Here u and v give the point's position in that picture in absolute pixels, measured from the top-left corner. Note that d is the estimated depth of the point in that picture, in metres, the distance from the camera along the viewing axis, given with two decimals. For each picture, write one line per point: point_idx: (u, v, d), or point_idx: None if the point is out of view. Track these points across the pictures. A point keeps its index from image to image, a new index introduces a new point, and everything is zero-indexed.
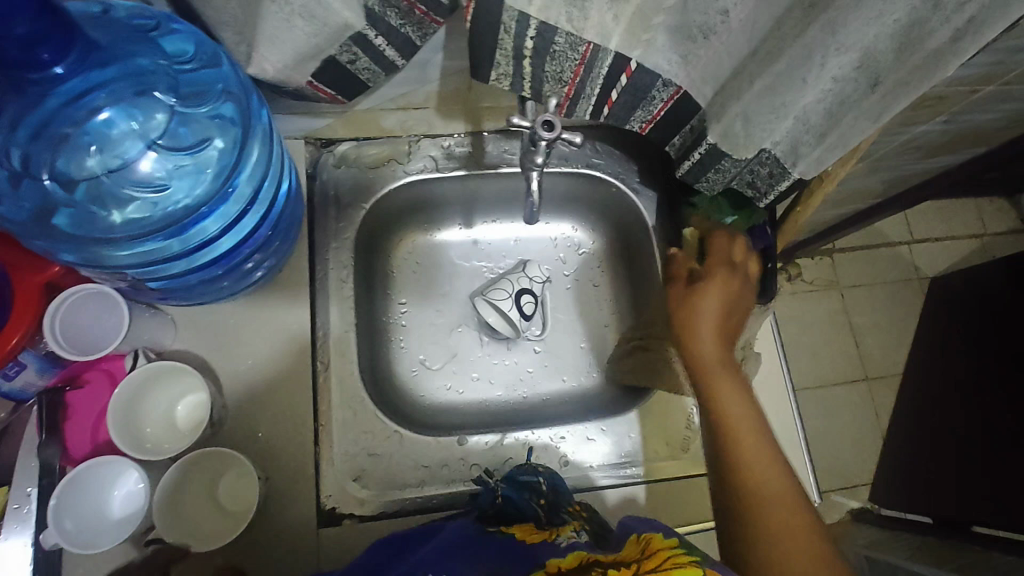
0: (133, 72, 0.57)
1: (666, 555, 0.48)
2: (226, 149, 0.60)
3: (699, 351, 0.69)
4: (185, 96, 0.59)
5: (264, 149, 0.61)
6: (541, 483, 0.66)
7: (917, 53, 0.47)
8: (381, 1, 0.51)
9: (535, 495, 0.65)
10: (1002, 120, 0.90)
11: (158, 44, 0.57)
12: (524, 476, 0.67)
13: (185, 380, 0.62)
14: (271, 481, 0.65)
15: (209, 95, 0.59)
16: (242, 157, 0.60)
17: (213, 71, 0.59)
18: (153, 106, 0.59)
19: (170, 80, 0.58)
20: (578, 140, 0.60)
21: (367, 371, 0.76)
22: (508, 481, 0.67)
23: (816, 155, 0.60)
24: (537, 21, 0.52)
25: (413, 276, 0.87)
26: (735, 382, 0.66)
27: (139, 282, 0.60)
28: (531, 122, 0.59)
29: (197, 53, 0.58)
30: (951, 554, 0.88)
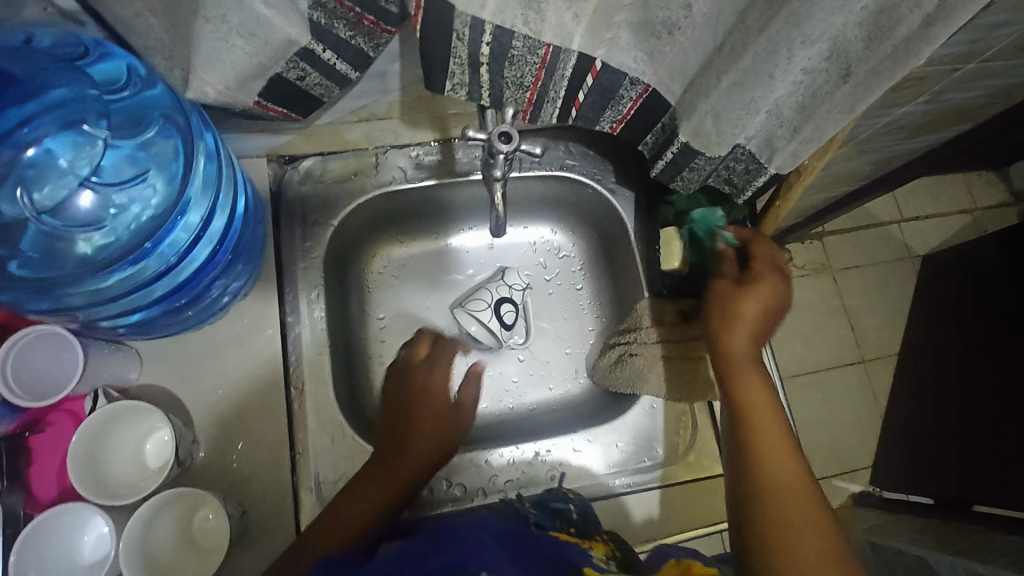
0: (58, 104, 0.54)
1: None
2: (171, 176, 0.58)
3: (730, 350, 0.64)
4: (118, 127, 0.57)
5: (211, 165, 0.60)
6: (571, 511, 0.65)
7: (888, 42, 0.45)
8: (326, 13, 0.48)
9: (564, 522, 0.63)
10: (985, 95, 0.88)
11: (86, 72, 0.54)
12: (556, 501, 0.67)
13: (144, 416, 0.59)
14: (249, 516, 0.62)
15: (147, 119, 0.58)
16: (190, 176, 0.59)
17: (149, 93, 0.57)
18: (86, 138, 0.56)
19: (102, 108, 0.56)
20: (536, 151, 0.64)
21: (344, 392, 0.74)
22: (539, 506, 0.66)
23: (792, 148, 0.58)
24: (491, 25, 0.50)
25: (390, 290, 0.85)
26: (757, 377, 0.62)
27: (93, 321, 0.58)
28: (487, 134, 0.61)
29: (130, 79, 0.56)
30: (953, 537, 0.89)
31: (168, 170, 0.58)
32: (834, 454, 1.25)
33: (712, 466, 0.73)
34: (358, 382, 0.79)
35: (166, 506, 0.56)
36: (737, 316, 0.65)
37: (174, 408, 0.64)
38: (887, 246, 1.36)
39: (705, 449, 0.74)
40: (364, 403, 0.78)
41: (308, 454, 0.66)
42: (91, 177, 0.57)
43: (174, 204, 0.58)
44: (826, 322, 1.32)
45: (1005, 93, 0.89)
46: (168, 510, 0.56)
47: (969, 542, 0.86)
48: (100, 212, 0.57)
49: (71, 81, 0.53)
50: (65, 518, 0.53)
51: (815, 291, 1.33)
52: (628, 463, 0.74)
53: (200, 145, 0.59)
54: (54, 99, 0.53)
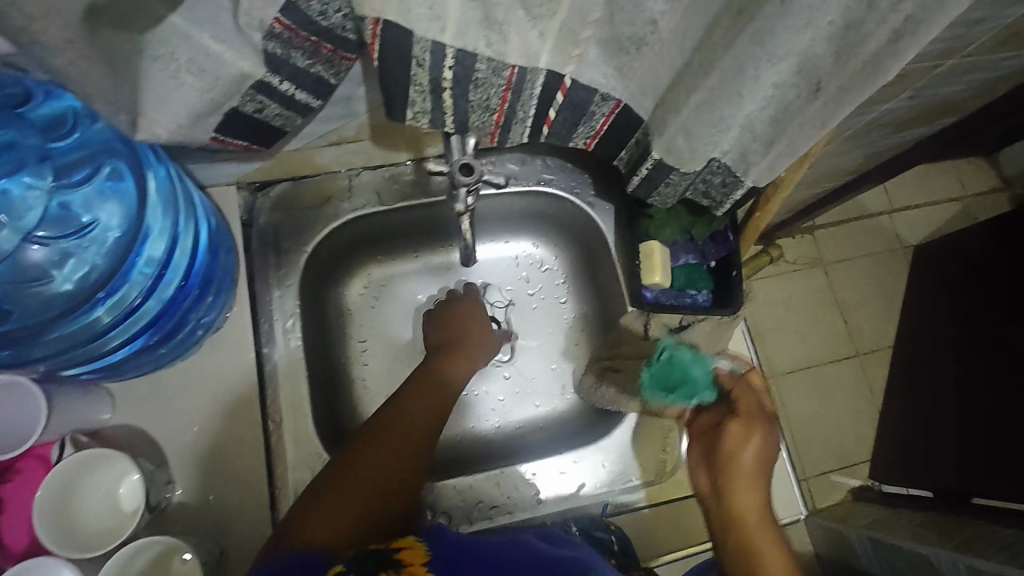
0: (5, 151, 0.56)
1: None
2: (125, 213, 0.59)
3: (734, 502, 0.57)
4: (66, 170, 0.59)
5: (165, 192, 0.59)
6: (612, 541, 0.66)
7: (857, 56, 0.44)
8: (282, 44, 0.47)
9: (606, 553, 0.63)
10: (969, 89, 0.87)
11: (28, 118, 0.56)
12: (597, 531, 0.67)
13: (117, 462, 0.58)
14: (228, 555, 0.61)
15: (96, 159, 0.59)
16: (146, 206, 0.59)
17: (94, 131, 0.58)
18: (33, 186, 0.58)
19: (46, 152, 0.57)
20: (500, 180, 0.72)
21: (325, 420, 0.73)
22: (583, 533, 0.66)
23: (767, 162, 0.57)
24: (453, 49, 0.48)
25: (371, 312, 0.84)
26: (767, 528, 0.55)
27: (54, 371, 0.57)
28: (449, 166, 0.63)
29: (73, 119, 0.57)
30: (954, 529, 0.89)
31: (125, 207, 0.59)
32: (829, 453, 1.24)
33: None
34: (339, 408, 0.77)
35: (146, 551, 0.54)
36: (749, 469, 0.57)
37: (147, 448, 0.63)
38: (878, 239, 1.35)
39: None
40: (347, 429, 0.77)
41: (289, 491, 0.66)
42: (42, 224, 0.59)
43: (132, 243, 0.59)
44: (819, 318, 1.31)
45: (990, 85, 0.88)
46: (151, 551, 0.54)
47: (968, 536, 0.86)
48: (57, 259, 0.59)
49: (14, 128, 0.55)
50: None
51: (806, 287, 1.32)
52: (617, 483, 0.73)
53: (150, 174, 0.58)
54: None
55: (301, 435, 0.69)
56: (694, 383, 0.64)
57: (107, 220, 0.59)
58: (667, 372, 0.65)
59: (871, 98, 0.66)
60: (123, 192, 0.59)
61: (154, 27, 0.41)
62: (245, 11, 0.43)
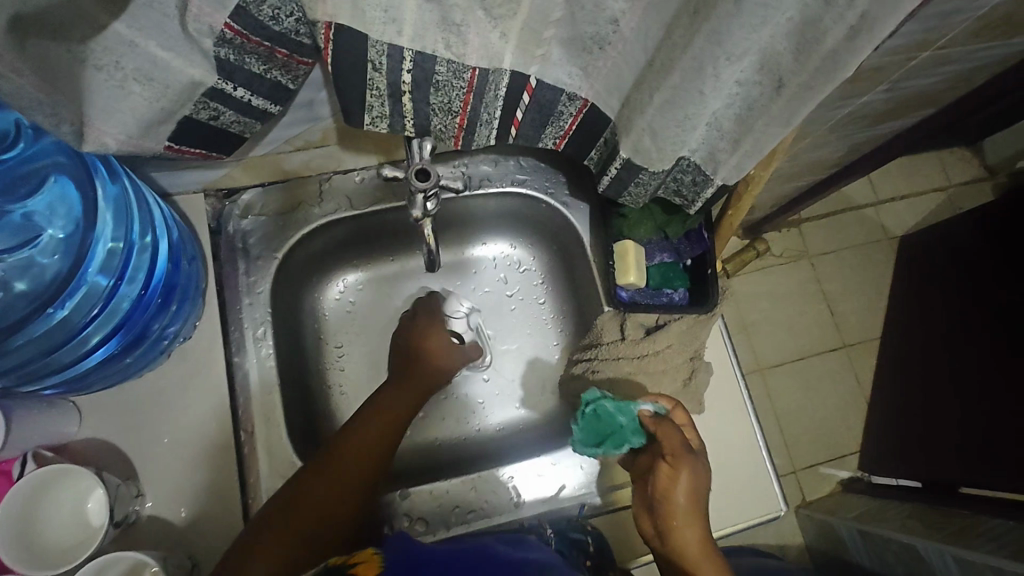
0: None
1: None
2: (76, 220, 0.58)
3: (678, 543, 0.58)
4: (6, 187, 0.56)
5: (119, 203, 0.58)
6: (588, 542, 0.66)
7: (817, 53, 0.43)
8: (233, 49, 0.46)
9: (582, 555, 0.63)
10: (946, 80, 0.86)
11: None
12: (574, 532, 0.67)
13: (79, 476, 0.56)
14: (202, 567, 0.60)
15: (42, 173, 0.57)
16: (100, 219, 0.58)
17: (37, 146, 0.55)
18: None
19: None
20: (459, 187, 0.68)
21: (301, 427, 0.72)
22: (558, 535, 0.67)
23: (735, 160, 0.57)
24: (411, 53, 0.48)
25: (348, 317, 0.83)
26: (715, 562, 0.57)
27: (15, 387, 0.56)
28: (404, 172, 0.62)
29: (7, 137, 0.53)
30: (941, 521, 0.91)
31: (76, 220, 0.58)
32: (816, 447, 1.24)
33: None
34: (315, 415, 0.76)
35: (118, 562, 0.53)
36: (686, 506, 0.58)
37: (117, 461, 0.62)
38: (863, 231, 1.35)
39: None
40: (324, 437, 0.76)
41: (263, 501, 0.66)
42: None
43: (86, 252, 0.58)
44: (805, 311, 1.31)
45: (967, 76, 0.88)
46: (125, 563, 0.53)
47: (952, 529, 0.86)
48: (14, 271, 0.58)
49: None
50: None
51: (791, 282, 1.32)
52: (595, 483, 0.72)
53: (99, 184, 0.58)
54: None
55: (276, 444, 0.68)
56: (621, 431, 0.63)
57: (61, 232, 0.59)
58: (594, 425, 0.64)
59: (845, 92, 0.65)
60: (73, 202, 0.58)
61: (97, 35, 0.40)
62: (193, 17, 0.42)
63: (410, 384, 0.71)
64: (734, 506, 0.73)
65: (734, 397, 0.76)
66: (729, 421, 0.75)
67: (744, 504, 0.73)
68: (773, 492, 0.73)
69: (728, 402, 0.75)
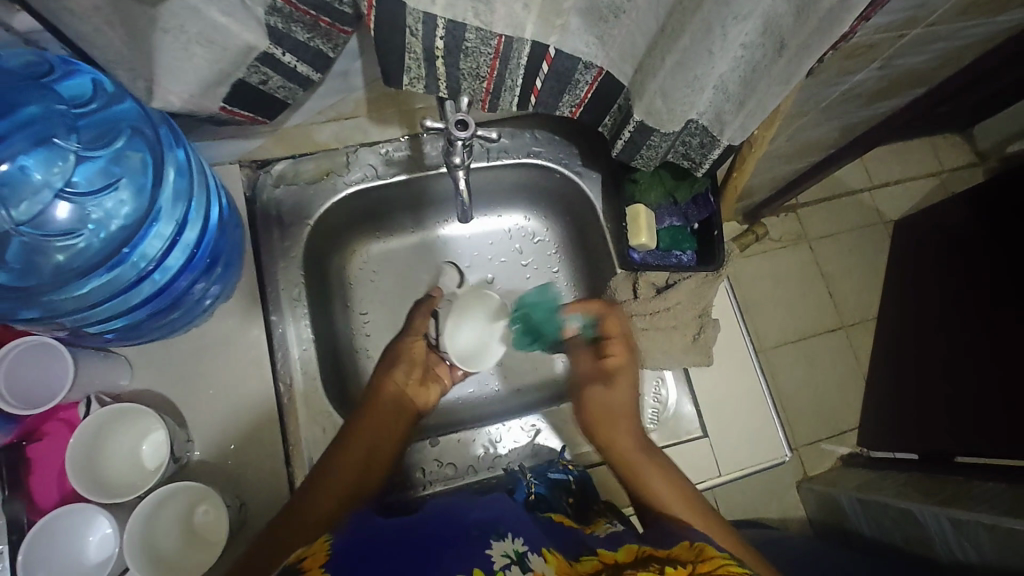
0: (29, 121, 0.55)
1: (719, 563, 0.51)
2: (138, 174, 0.60)
3: (617, 448, 0.71)
4: (89, 139, 0.59)
5: (180, 177, 0.61)
6: (571, 481, 0.73)
7: (814, 14, 0.47)
8: (282, 18, 0.50)
9: (563, 493, 0.71)
10: (937, 59, 0.90)
11: (55, 89, 0.56)
12: (555, 473, 0.74)
13: (149, 421, 0.62)
14: (248, 506, 0.65)
15: (118, 132, 0.59)
16: (161, 188, 0.60)
17: (118, 107, 0.59)
18: (60, 153, 0.58)
19: (71, 122, 0.58)
20: (493, 134, 0.71)
21: (333, 384, 0.77)
22: (539, 478, 0.72)
23: (740, 121, 0.62)
24: (443, 20, 0.52)
25: (373, 286, 0.87)
26: (653, 460, 0.70)
27: (79, 328, 0.60)
28: (444, 122, 0.65)
29: (97, 94, 0.58)
30: (937, 487, 0.95)
31: (137, 184, 0.60)
32: (819, 419, 1.28)
33: (688, 428, 0.78)
34: (344, 375, 0.81)
35: (203, 502, 0.61)
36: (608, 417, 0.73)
37: (167, 410, 0.67)
38: (859, 213, 1.39)
39: (682, 413, 0.78)
40: (354, 396, 0.80)
41: (302, 448, 0.71)
42: (65, 188, 0.59)
43: (145, 214, 0.60)
44: (805, 290, 1.34)
45: (957, 54, 0.92)
46: (208, 504, 0.61)
47: (947, 494, 0.91)
48: (82, 220, 0.59)
49: (38, 96, 0.55)
50: (77, 516, 0.56)
51: (791, 261, 1.36)
52: None
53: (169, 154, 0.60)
54: (27, 114, 0.55)
55: (311, 399, 0.73)
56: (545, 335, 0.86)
57: (131, 194, 0.60)
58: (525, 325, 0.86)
59: (842, 67, 0.70)
60: (140, 158, 0.60)
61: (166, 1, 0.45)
62: None
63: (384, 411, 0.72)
64: (741, 454, 0.78)
65: (742, 359, 0.80)
66: (735, 378, 0.80)
67: (750, 451, 0.78)
68: (778, 440, 0.78)
69: (735, 361, 0.80)
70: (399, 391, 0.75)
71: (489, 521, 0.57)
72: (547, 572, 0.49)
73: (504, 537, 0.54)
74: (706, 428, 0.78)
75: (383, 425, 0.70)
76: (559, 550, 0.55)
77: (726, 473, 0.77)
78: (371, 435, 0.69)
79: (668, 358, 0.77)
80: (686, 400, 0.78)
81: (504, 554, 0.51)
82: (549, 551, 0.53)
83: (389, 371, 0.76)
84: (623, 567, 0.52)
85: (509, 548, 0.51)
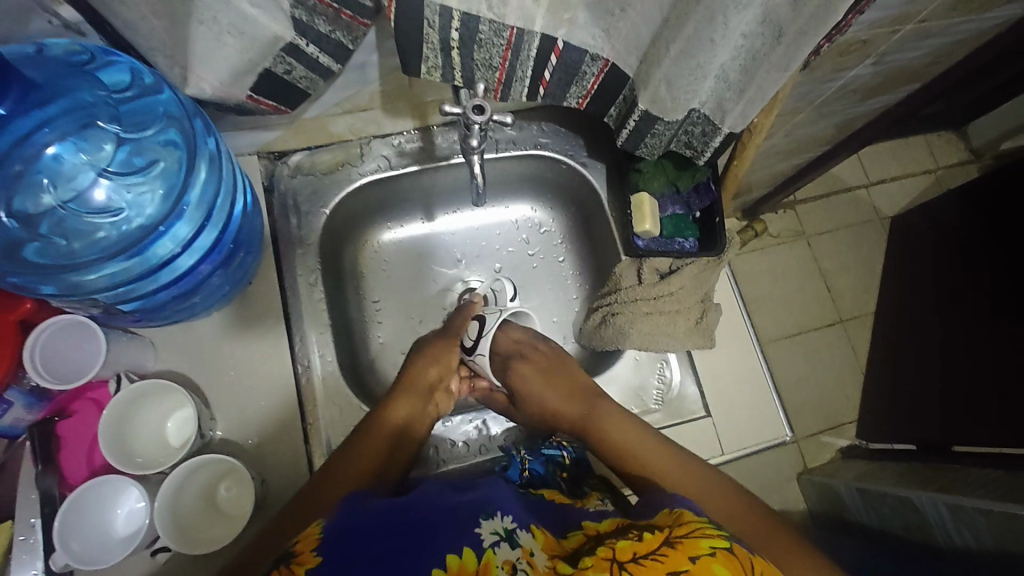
0: (76, 106, 0.58)
1: (695, 526, 0.54)
2: (172, 167, 0.61)
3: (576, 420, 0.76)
4: (127, 126, 0.60)
5: (210, 170, 0.63)
6: (564, 457, 0.78)
7: (810, 4, 0.50)
8: (307, 11, 0.53)
9: (557, 468, 0.77)
10: (929, 56, 0.93)
11: (96, 77, 0.58)
12: (549, 449, 0.78)
13: (174, 398, 0.66)
14: (269, 483, 0.68)
15: (155, 122, 0.61)
16: (190, 182, 0.62)
17: (156, 98, 0.61)
18: (100, 137, 0.60)
19: (113, 111, 0.60)
20: (508, 121, 0.68)
21: (348, 368, 0.80)
22: (534, 454, 0.77)
23: (740, 108, 0.65)
24: (459, 12, 0.55)
25: (384, 274, 0.90)
26: (614, 422, 0.74)
27: (112, 306, 0.63)
28: (462, 108, 0.65)
29: (136, 81, 0.59)
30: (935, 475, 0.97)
31: (170, 177, 0.61)
32: (812, 412, 1.27)
33: (692, 408, 0.80)
34: (358, 359, 0.83)
35: (224, 478, 0.64)
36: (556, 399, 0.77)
37: (190, 389, 0.70)
38: (856, 209, 1.42)
39: (685, 394, 0.81)
40: (366, 380, 0.83)
41: (319, 425, 0.73)
42: (106, 168, 0.60)
43: (170, 212, 0.61)
44: (802, 285, 1.36)
45: (948, 51, 0.95)
46: (230, 479, 0.64)
47: (943, 481, 0.93)
48: (112, 207, 0.61)
49: (81, 84, 0.57)
50: (103, 488, 0.59)
51: (791, 255, 1.38)
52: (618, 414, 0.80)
53: (200, 147, 0.62)
54: (73, 101, 0.58)
55: (329, 381, 0.75)
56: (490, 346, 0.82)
57: (160, 186, 0.61)
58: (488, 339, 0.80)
59: (839, 61, 0.73)
60: (173, 152, 0.62)
61: None
62: None
63: (390, 428, 0.71)
64: (743, 434, 0.80)
65: (743, 344, 0.84)
66: (736, 360, 0.83)
67: (750, 430, 0.81)
68: (778, 419, 0.81)
69: (736, 345, 0.83)
70: (402, 416, 0.73)
71: (476, 503, 0.59)
72: (534, 549, 0.55)
73: (493, 516, 0.56)
74: (708, 408, 0.80)
75: (387, 440, 0.70)
76: (546, 528, 0.60)
77: (728, 452, 0.80)
78: (379, 444, 0.69)
79: (672, 342, 0.78)
80: (689, 381, 0.81)
81: (493, 531, 0.55)
82: (536, 527, 0.58)
83: (397, 394, 0.74)
84: (605, 537, 0.57)
85: (498, 525, 0.55)
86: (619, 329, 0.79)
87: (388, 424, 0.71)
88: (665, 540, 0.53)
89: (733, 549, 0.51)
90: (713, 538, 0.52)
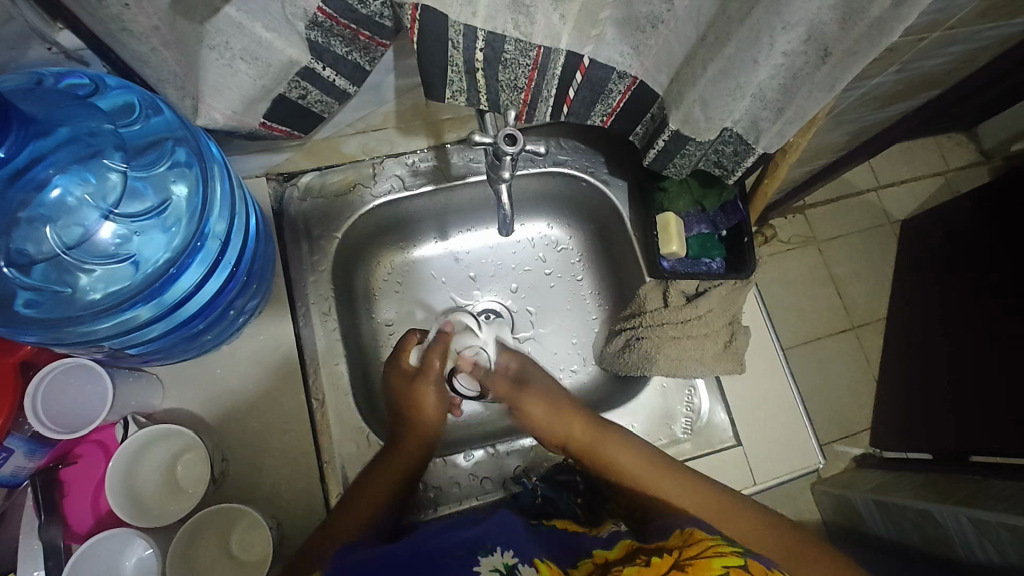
0: (77, 140, 0.55)
1: (708, 545, 0.53)
2: (189, 192, 0.59)
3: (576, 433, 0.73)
4: (133, 154, 0.57)
5: (226, 183, 0.60)
6: (577, 481, 0.74)
7: (861, 22, 0.47)
8: (323, 32, 0.50)
9: (572, 494, 0.73)
10: (952, 61, 0.89)
11: (98, 107, 0.56)
12: (561, 475, 0.75)
13: (180, 437, 0.62)
14: (284, 526, 0.65)
15: (161, 146, 0.58)
16: (207, 205, 0.59)
17: (159, 120, 0.58)
18: (105, 169, 0.57)
19: (118, 140, 0.57)
20: (540, 150, 0.65)
21: (363, 396, 0.77)
22: (546, 480, 0.74)
23: (776, 128, 0.61)
24: (483, 32, 0.51)
25: (397, 295, 0.87)
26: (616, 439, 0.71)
27: (117, 350, 0.59)
28: (493, 137, 0.62)
29: (140, 105, 0.57)
30: (953, 487, 0.90)
31: (189, 203, 0.58)
32: (831, 422, 1.25)
33: (720, 438, 0.77)
34: (372, 388, 0.80)
35: (240, 521, 0.60)
36: (565, 416, 0.74)
37: (199, 427, 0.66)
38: (867, 215, 1.37)
39: (712, 421, 0.77)
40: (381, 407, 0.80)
41: (337, 464, 0.69)
42: (113, 207, 0.57)
43: (189, 240, 0.58)
44: (817, 294, 1.32)
45: (973, 56, 0.91)
46: (248, 519, 0.60)
47: (964, 495, 0.86)
48: (126, 242, 0.58)
49: (83, 116, 0.55)
50: (112, 541, 0.55)
51: (805, 262, 1.34)
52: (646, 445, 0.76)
53: (213, 164, 0.58)
54: (78, 134, 0.55)
55: (342, 411, 0.72)
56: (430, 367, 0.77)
57: (174, 215, 0.58)
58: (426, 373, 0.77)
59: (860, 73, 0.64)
60: (187, 174, 0.59)
61: (211, 16, 0.46)
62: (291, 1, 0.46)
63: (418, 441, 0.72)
64: (778, 461, 0.76)
65: (772, 362, 0.80)
66: (765, 382, 0.79)
67: (783, 458, 0.76)
68: (811, 446, 0.77)
69: (766, 365, 0.80)
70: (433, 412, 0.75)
71: (476, 538, 0.58)
72: None
73: (492, 552, 0.55)
74: (740, 437, 0.77)
75: (416, 449, 0.71)
76: (553, 559, 0.57)
77: (762, 484, 0.75)
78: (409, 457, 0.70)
79: (700, 367, 0.75)
80: (719, 408, 0.78)
81: (493, 568, 0.53)
82: (541, 562, 0.55)
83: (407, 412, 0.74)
84: (612, 565, 0.55)
85: (498, 561, 0.54)
86: (645, 355, 0.76)
87: (410, 442, 0.71)
88: (674, 564, 0.51)
89: (747, 566, 0.49)
90: (728, 557, 0.50)
